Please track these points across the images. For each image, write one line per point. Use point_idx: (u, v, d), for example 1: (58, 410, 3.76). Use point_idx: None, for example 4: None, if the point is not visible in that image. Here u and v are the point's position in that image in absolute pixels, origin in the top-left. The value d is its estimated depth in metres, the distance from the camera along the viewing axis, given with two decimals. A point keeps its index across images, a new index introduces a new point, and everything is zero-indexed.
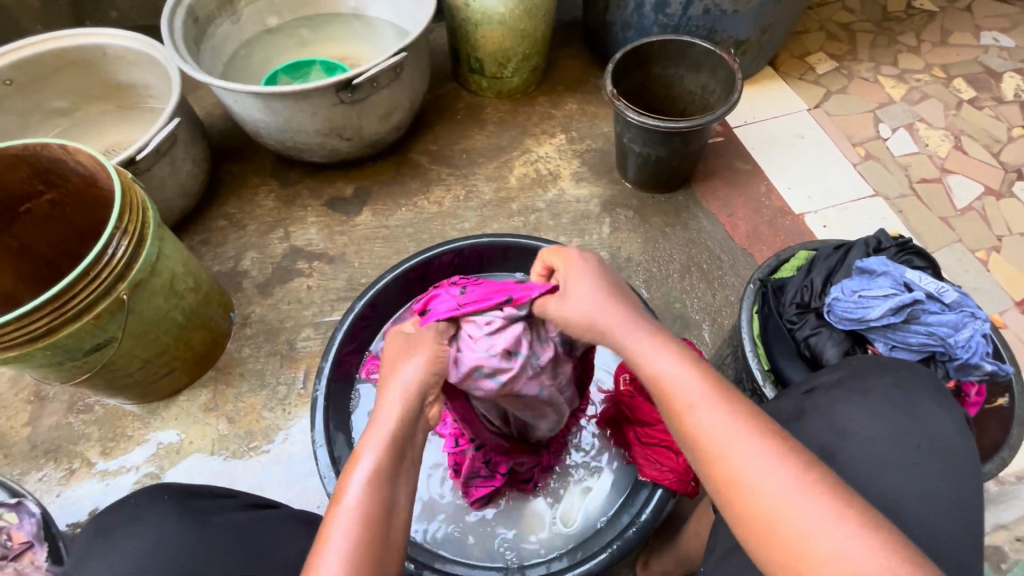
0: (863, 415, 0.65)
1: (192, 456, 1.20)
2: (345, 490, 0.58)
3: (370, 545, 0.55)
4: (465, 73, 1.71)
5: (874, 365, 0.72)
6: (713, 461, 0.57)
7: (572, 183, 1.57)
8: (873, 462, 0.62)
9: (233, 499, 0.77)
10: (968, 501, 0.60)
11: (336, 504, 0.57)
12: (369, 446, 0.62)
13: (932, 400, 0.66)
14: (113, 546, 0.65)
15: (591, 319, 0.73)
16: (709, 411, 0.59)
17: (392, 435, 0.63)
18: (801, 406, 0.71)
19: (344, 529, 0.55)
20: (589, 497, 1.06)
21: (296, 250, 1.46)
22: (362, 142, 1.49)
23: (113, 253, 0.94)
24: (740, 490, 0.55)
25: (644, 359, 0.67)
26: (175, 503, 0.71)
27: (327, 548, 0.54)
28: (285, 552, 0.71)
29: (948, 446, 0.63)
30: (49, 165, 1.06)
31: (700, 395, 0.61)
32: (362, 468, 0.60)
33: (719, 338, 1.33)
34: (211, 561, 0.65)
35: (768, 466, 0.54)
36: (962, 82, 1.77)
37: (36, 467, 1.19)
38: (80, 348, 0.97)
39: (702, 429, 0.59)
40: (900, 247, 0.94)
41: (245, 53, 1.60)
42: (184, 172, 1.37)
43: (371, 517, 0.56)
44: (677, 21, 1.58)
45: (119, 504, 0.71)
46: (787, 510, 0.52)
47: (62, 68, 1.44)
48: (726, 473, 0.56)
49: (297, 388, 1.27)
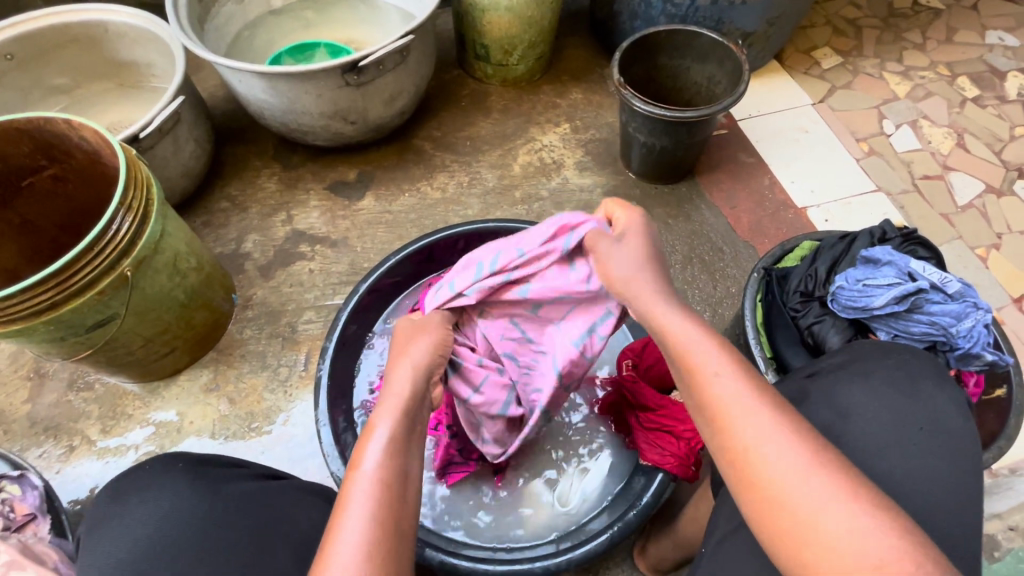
0: (865, 397, 0.66)
1: (192, 436, 1.20)
2: (364, 458, 0.60)
3: (386, 514, 0.56)
4: (470, 60, 1.70)
5: (876, 350, 0.73)
6: (729, 438, 0.56)
7: (576, 172, 1.57)
8: (872, 442, 0.63)
9: (244, 470, 0.78)
10: (965, 481, 0.61)
11: (353, 471, 0.59)
12: (384, 418, 0.64)
13: (931, 380, 0.67)
14: (126, 514, 0.67)
15: (634, 277, 0.73)
16: (713, 382, 0.59)
17: (403, 412, 0.65)
18: (803, 389, 0.72)
19: (363, 493, 0.56)
20: (587, 479, 1.07)
21: (298, 233, 1.45)
22: (366, 127, 1.48)
23: (117, 229, 0.94)
24: (755, 465, 0.54)
25: (672, 329, 0.66)
26: (185, 471, 0.72)
27: (346, 516, 0.55)
28: (295, 521, 0.72)
29: (948, 428, 0.63)
30: (51, 140, 1.05)
31: (724, 372, 0.60)
32: (378, 437, 0.61)
33: (719, 329, 1.34)
34: (222, 530, 0.66)
35: (775, 442, 0.54)
36: (967, 81, 1.77)
37: (36, 444, 1.19)
38: (83, 324, 0.96)
39: (720, 398, 0.58)
40: (905, 238, 0.95)
41: (248, 34, 1.58)
42: (187, 151, 1.36)
43: (388, 482, 0.58)
44: (685, 11, 1.58)
45: (134, 469, 0.73)
46: (801, 486, 0.51)
47: (63, 44, 1.42)
48: (745, 449, 0.55)
49: (298, 370, 1.27)
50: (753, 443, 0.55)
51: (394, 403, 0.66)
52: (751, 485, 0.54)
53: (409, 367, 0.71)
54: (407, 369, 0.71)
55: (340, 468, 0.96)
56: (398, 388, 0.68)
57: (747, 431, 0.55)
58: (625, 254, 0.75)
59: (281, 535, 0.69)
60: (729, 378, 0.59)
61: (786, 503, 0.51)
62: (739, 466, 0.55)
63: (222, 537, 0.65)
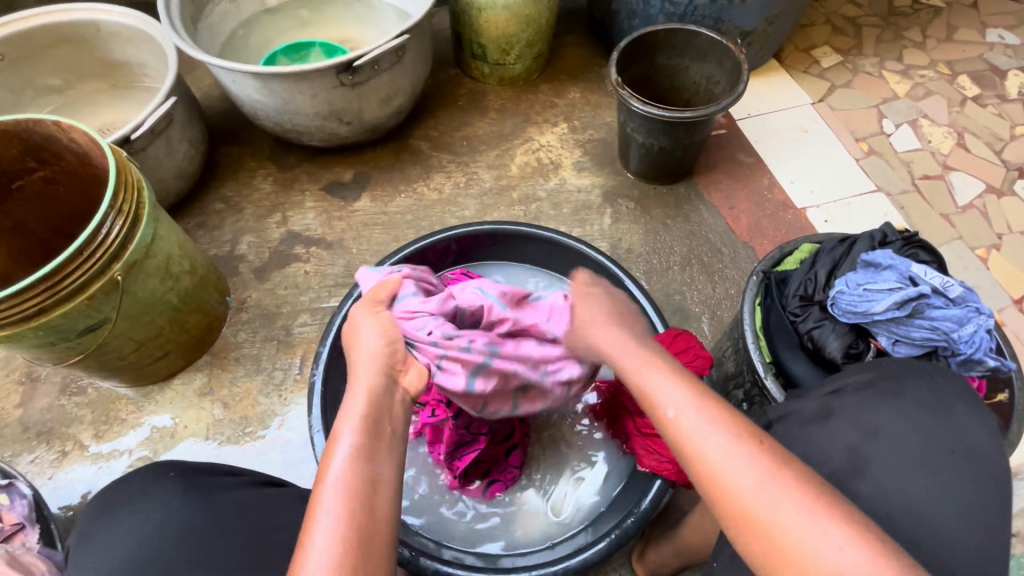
0: (893, 416, 0.65)
1: (187, 441, 1.19)
2: (329, 467, 0.58)
3: (357, 523, 0.55)
4: (467, 59, 1.69)
5: (908, 370, 0.72)
6: (691, 461, 0.58)
7: (573, 172, 1.56)
8: (901, 462, 0.62)
9: (240, 478, 0.77)
10: (996, 507, 0.60)
11: (321, 482, 0.58)
12: (347, 425, 0.62)
13: (964, 404, 0.66)
14: (119, 521, 0.66)
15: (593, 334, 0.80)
16: (668, 416, 0.62)
17: (367, 414, 0.63)
18: (827, 406, 0.70)
19: (331, 504, 0.56)
20: (581, 488, 1.06)
21: (293, 235, 1.44)
22: (361, 127, 1.46)
23: (107, 232, 0.93)
24: (719, 487, 0.55)
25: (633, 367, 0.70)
26: (179, 479, 0.71)
27: (316, 528, 0.54)
28: (290, 531, 0.72)
29: (981, 453, 0.63)
30: (41, 142, 1.04)
31: (681, 400, 0.62)
32: (343, 442, 0.60)
33: (718, 331, 1.33)
34: (217, 538, 0.65)
35: (734, 460, 0.56)
36: (967, 80, 1.76)
37: (28, 449, 1.17)
38: (74, 329, 0.95)
39: (674, 428, 0.61)
40: (906, 241, 0.93)
41: (243, 33, 1.57)
42: (180, 153, 1.35)
43: (356, 490, 0.57)
44: (683, 10, 1.56)
45: (120, 481, 0.72)
46: (760, 499, 0.53)
47: (54, 43, 1.41)
48: (708, 468, 0.57)
49: (293, 374, 1.25)
50: (716, 457, 0.56)
51: (358, 407, 0.64)
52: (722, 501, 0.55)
53: (371, 363, 0.70)
54: (367, 371, 0.69)
55: None
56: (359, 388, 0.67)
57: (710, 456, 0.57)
58: (588, 310, 0.82)
59: (278, 546, 0.69)
60: (686, 408, 0.61)
61: (751, 511, 0.53)
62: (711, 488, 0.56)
63: (217, 547, 0.64)
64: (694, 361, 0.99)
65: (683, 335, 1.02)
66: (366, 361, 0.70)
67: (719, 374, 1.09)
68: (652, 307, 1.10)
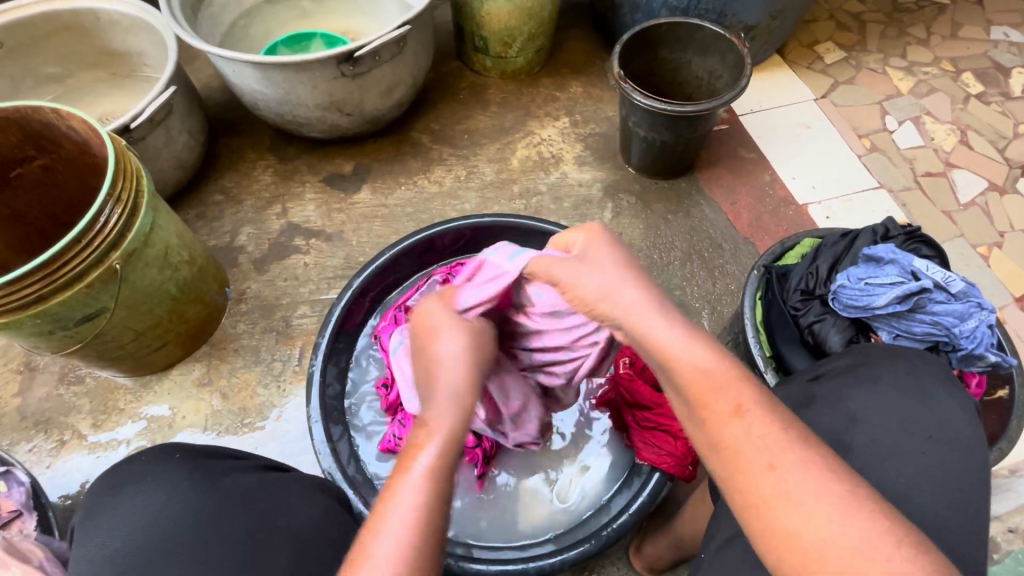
0: (875, 403, 0.65)
1: (185, 431, 1.18)
2: (414, 459, 0.57)
3: (431, 514, 0.54)
4: (468, 51, 1.68)
5: (885, 353, 0.71)
6: (741, 472, 0.53)
7: (575, 166, 1.55)
8: (884, 449, 0.62)
9: (244, 461, 0.77)
10: (974, 488, 0.60)
11: (397, 480, 0.56)
12: (438, 416, 0.61)
13: (941, 387, 0.66)
14: (121, 504, 0.67)
15: (606, 297, 0.64)
16: (730, 421, 0.54)
17: (461, 420, 0.61)
18: (810, 392, 0.71)
19: (409, 496, 0.55)
20: (586, 476, 1.05)
21: (293, 226, 1.43)
22: (362, 119, 1.46)
23: (105, 221, 0.92)
24: (775, 502, 0.50)
25: (671, 353, 0.59)
26: (184, 463, 0.71)
27: (389, 519, 0.53)
28: (294, 514, 0.70)
29: (960, 435, 0.62)
30: (40, 130, 1.03)
31: (753, 398, 0.55)
32: (429, 445, 0.59)
33: (718, 327, 1.32)
34: (220, 523, 0.65)
35: (796, 479, 0.50)
36: (971, 77, 1.75)
37: (26, 438, 1.17)
38: (71, 318, 0.95)
39: (736, 436, 0.53)
40: (908, 235, 0.93)
41: (243, 23, 1.56)
42: (179, 143, 1.34)
43: (437, 485, 0.56)
44: (687, 3, 1.55)
45: (127, 462, 0.73)
46: (825, 523, 0.48)
47: (54, 32, 1.40)
48: (758, 482, 0.51)
49: (292, 365, 1.25)
50: (769, 465, 0.52)
51: (451, 398, 0.63)
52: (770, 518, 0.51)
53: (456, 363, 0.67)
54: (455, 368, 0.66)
55: (332, 465, 0.95)
56: (455, 378, 0.65)
57: (771, 480, 0.51)
58: (594, 274, 0.66)
59: (280, 531, 0.67)
60: (755, 417, 0.54)
61: (809, 539, 0.48)
62: (755, 497, 0.52)
63: (218, 531, 0.64)
64: None
65: None
66: (452, 361, 0.66)
67: None
68: None
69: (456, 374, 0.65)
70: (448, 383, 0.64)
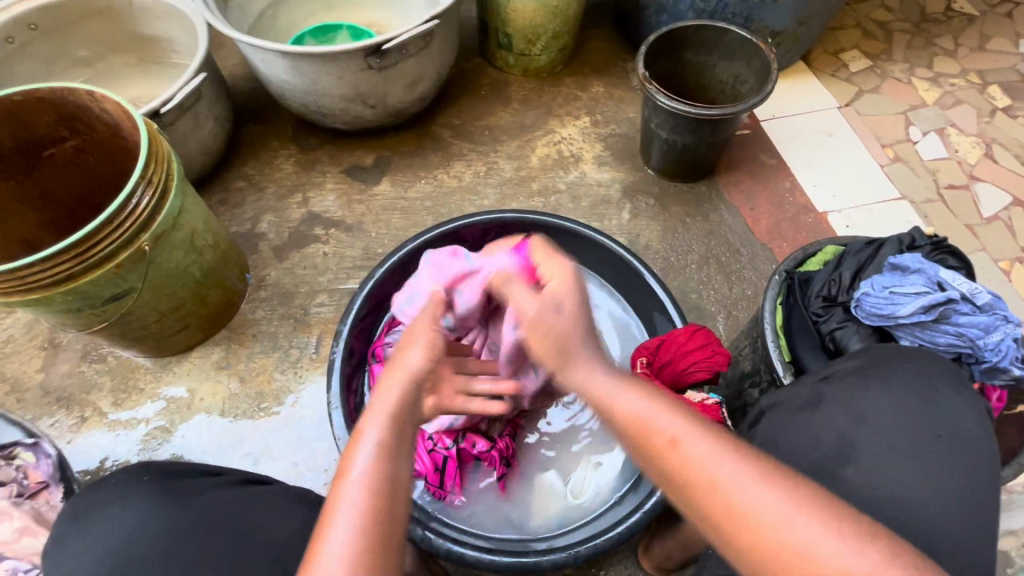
0: (882, 402, 0.66)
1: (201, 414, 1.20)
2: (351, 464, 0.58)
3: (375, 522, 0.55)
4: (492, 48, 1.69)
5: (893, 354, 0.73)
6: (697, 487, 0.54)
7: (594, 166, 1.55)
8: (891, 444, 0.63)
9: (222, 477, 0.77)
10: (981, 490, 0.60)
11: (342, 479, 0.58)
12: (371, 423, 0.62)
13: (950, 387, 0.67)
14: (93, 527, 0.67)
15: (563, 339, 0.68)
16: (676, 445, 0.57)
17: (393, 414, 0.63)
18: (817, 393, 0.71)
19: (351, 502, 0.56)
20: (601, 473, 1.05)
21: (313, 216, 1.45)
22: (385, 111, 1.47)
23: (137, 203, 0.94)
24: (735, 514, 0.51)
25: (611, 395, 0.64)
26: (152, 484, 0.71)
27: (333, 528, 0.54)
28: (272, 528, 0.71)
29: (964, 431, 0.63)
30: (74, 111, 1.05)
31: (675, 421, 0.58)
32: (365, 442, 0.60)
33: (734, 332, 1.32)
34: (193, 544, 0.65)
35: (752, 486, 0.52)
36: (998, 90, 1.73)
37: (48, 413, 1.20)
38: (99, 296, 0.97)
39: (684, 461, 0.55)
40: (934, 246, 0.93)
41: (271, 13, 1.57)
42: (206, 129, 1.36)
43: (377, 491, 0.57)
44: (714, 7, 1.54)
45: (100, 482, 0.72)
46: (785, 525, 0.49)
47: (87, 16, 1.42)
48: (722, 495, 0.52)
49: (309, 352, 1.27)
50: (722, 480, 0.53)
51: (385, 407, 0.63)
52: (741, 528, 0.51)
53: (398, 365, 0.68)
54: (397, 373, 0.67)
55: None
56: (390, 386, 0.66)
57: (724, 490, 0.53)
58: (538, 306, 0.71)
59: (254, 546, 0.68)
60: (694, 441, 0.56)
61: (783, 545, 0.49)
62: (724, 512, 0.52)
63: (190, 553, 0.64)
64: (711, 356, 1.00)
65: (702, 332, 1.03)
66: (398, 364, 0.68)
67: (732, 372, 1.09)
68: (671, 302, 1.10)
69: (391, 380, 0.66)
70: (388, 392, 0.65)
